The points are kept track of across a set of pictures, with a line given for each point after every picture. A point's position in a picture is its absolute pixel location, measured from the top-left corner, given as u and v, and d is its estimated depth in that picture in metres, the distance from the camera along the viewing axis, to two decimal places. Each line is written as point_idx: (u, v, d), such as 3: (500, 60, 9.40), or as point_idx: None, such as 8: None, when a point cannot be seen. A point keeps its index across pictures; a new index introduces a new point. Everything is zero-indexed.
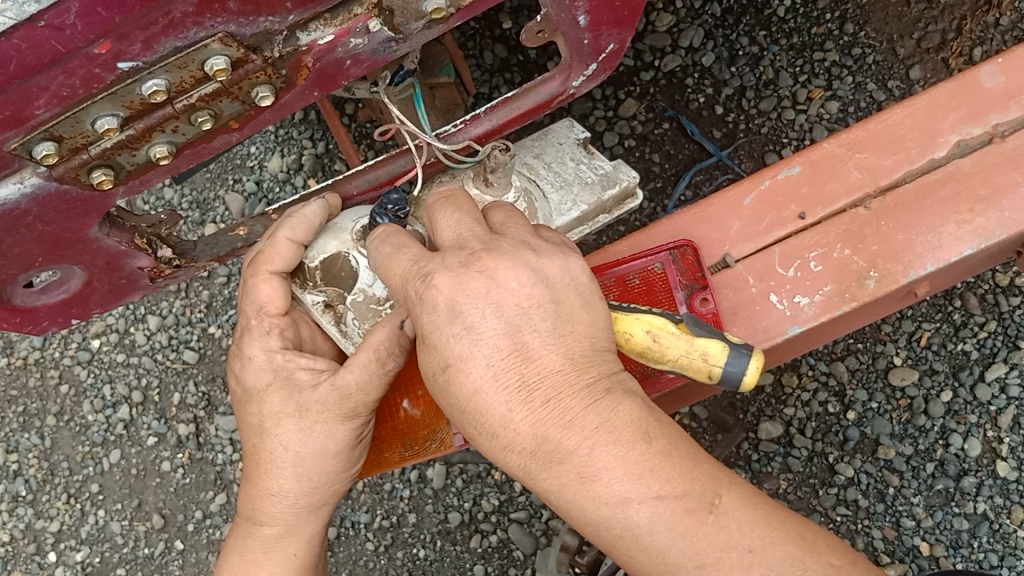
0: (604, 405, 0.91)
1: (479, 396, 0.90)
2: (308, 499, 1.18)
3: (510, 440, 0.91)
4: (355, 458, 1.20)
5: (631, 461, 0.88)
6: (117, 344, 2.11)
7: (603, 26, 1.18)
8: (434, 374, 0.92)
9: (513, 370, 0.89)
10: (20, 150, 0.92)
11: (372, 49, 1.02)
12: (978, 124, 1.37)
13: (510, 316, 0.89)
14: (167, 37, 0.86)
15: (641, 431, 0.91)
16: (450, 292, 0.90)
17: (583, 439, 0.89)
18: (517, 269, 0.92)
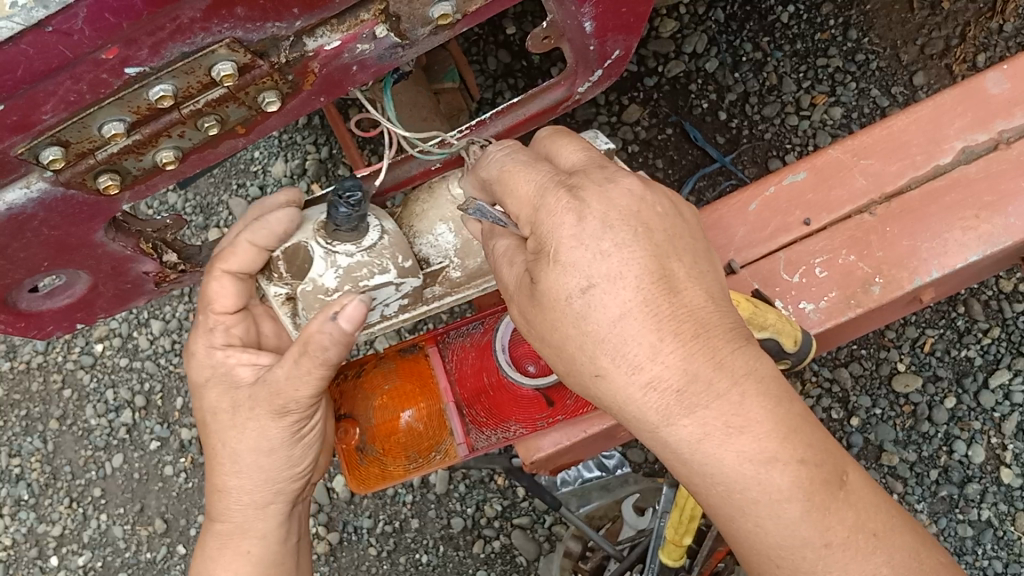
0: (746, 352, 0.88)
1: (588, 363, 0.88)
2: (259, 494, 1.18)
3: (655, 373, 0.85)
4: (306, 452, 1.19)
5: (778, 415, 0.86)
6: (119, 348, 2.10)
7: (608, 32, 1.18)
8: (568, 298, 0.87)
9: (612, 332, 0.85)
10: (26, 155, 0.92)
11: (378, 55, 1.02)
12: (983, 131, 1.37)
13: (602, 271, 0.85)
14: (174, 42, 0.86)
15: (780, 386, 0.89)
16: (602, 209, 0.88)
17: (734, 381, 0.86)
18: (604, 219, 0.87)
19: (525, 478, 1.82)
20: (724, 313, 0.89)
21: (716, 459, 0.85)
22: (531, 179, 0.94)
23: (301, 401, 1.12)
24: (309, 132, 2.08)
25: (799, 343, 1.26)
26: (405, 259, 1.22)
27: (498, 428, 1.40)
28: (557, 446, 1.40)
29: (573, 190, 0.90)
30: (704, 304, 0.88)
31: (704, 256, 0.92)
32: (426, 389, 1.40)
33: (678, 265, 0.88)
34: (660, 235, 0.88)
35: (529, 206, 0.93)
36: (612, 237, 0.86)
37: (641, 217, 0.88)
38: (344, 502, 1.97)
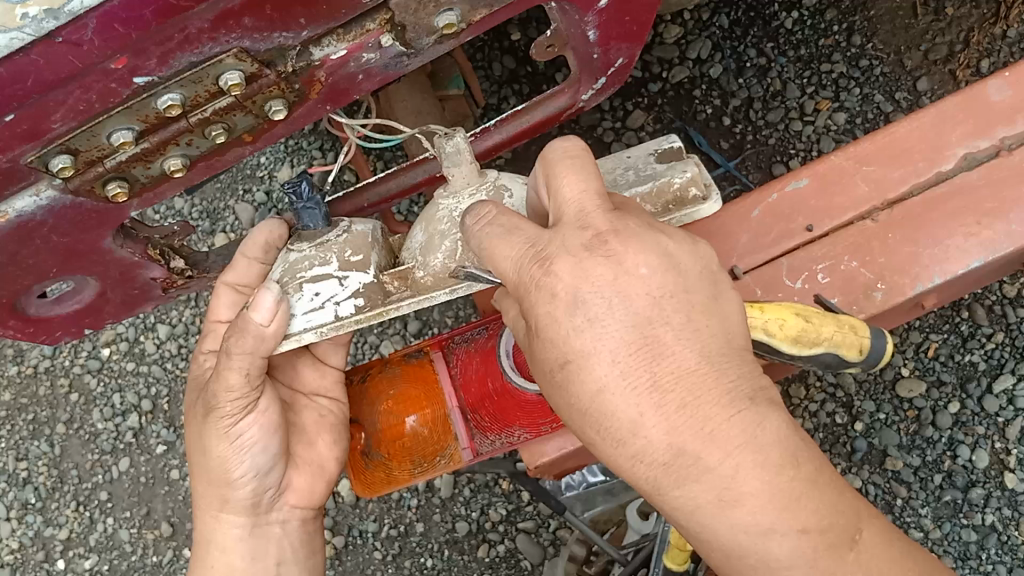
0: (746, 417, 0.85)
1: (584, 434, 0.90)
2: (209, 497, 1.25)
3: (640, 447, 0.85)
4: (231, 457, 1.21)
5: (776, 490, 0.83)
6: (126, 353, 2.11)
7: (612, 40, 1.19)
8: (553, 370, 0.89)
9: (592, 406, 0.87)
10: (36, 163, 0.93)
11: (384, 64, 1.03)
12: (985, 138, 1.38)
13: (576, 346, 0.86)
14: (183, 52, 0.87)
15: (788, 453, 0.85)
16: (571, 280, 0.87)
17: (726, 455, 0.83)
18: (575, 293, 0.87)
19: (529, 483, 1.83)
20: (721, 373, 0.86)
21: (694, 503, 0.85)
22: (511, 251, 0.93)
23: (219, 400, 1.17)
24: (315, 138, 2.09)
25: (863, 348, 1.25)
26: (350, 253, 1.12)
27: (501, 433, 1.41)
28: (560, 451, 1.41)
29: (546, 259, 0.89)
30: (696, 367, 0.85)
31: (705, 311, 0.88)
32: (433, 394, 1.40)
33: (667, 332, 0.86)
34: (642, 301, 0.86)
35: (511, 282, 0.93)
36: (584, 311, 0.86)
37: (619, 285, 0.86)
38: (350, 506, 1.98)
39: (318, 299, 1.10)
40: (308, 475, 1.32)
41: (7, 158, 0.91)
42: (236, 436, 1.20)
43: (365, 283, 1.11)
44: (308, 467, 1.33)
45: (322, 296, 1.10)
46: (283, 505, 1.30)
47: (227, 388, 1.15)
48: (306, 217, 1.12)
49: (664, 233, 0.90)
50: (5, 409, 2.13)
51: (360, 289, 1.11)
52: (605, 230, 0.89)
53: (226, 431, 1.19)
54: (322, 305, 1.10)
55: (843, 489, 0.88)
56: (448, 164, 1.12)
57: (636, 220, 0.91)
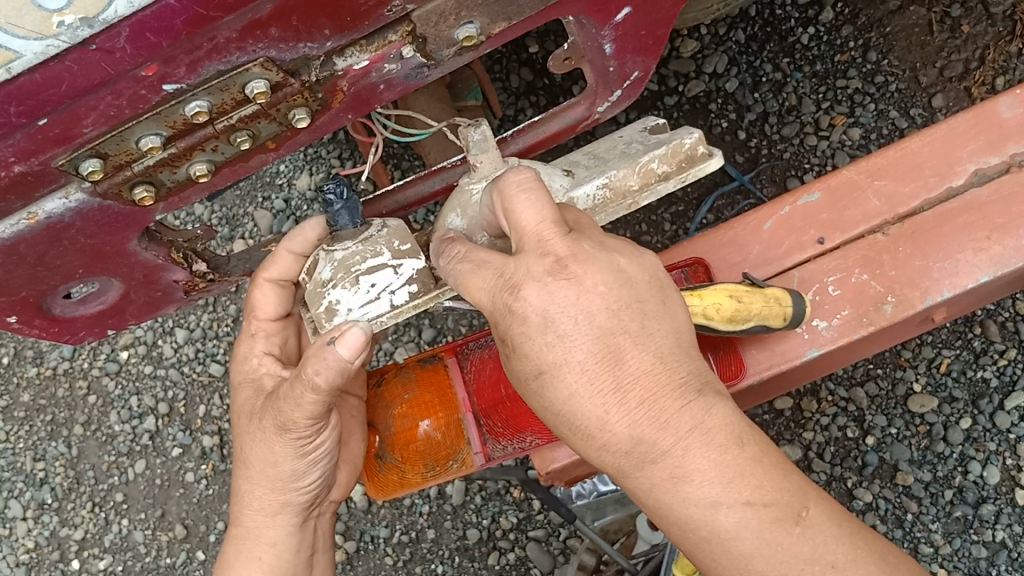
0: (695, 408, 0.91)
1: (554, 428, 0.96)
2: (266, 501, 1.25)
3: (606, 441, 0.92)
4: (300, 468, 1.22)
5: (722, 464, 0.90)
6: (144, 356, 2.14)
7: (628, 54, 1.21)
8: (526, 379, 0.93)
9: (564, 410, 0.92)
10: (66, 166, 0.96)
11: (405, 74, 1.06)
12: (996, 154, 1.39)
13: (548, 360, 0.90)
14: (211, 61, 0.90)
15: (733, 435, 0.92)
16: (541, 304, 0.89)
17: (678, 440, 0.90)
18: (544, 314, 0.89)
19: (541, 491, 1.85)
20: (673, 371, 0.92)
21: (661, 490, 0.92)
22: (483, 282, 0.95)
23: (295, 424, 1.15)
24: (334, 147, 2.11)
25: (788, 316, 1.28)
26: (400, 243, 1.14)
27: (513, 438, 1.43)
28: (571, 458, 1.43)
29: (519, 282, 0.91)
30: (651, 367, 0.91)
31: (656, 315, 0.94)
32: (444, 399, 1.43)
33: (630, 339, 0.91)
34: (604, 313, 0.90)
35: (485, 309, 0.95)
36: (554, 329, 0.89)
37: (584, 303, 0.89)
38: (361, 511, 2.00)
39: (375, 291, 1.13)
40: (346, 474, 1.39)
41: (39, 160, 0.94)
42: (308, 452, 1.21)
43: (419, 270, 1.14)
44: (348, 466, 1.38)
45: (379, 287, 1.13)
46: (326, 500, 1.36)
47: (305, 417, 1.13)
48: (344, 215, 1.14)
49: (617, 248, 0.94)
50: (24, 409, 2.17)
51: (414, 275, 1.14)
52: (565, 255, 0.91)
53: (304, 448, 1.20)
54: (379, 297, 1.13)
55: (789, 470, 0.93)
56: (474, 151, 1.15)
57: (591, 241, 0.94)
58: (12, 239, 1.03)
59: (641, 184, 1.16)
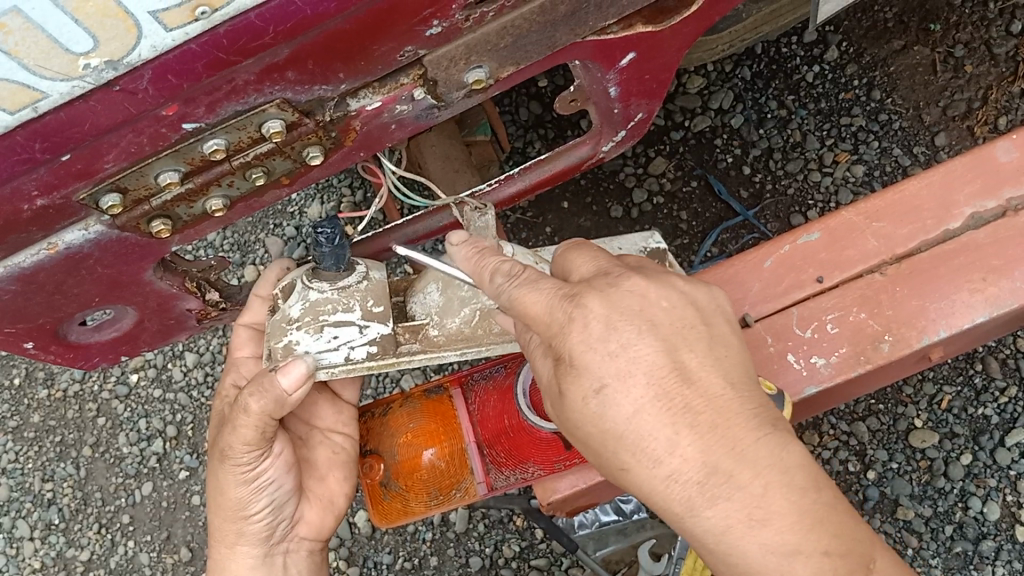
0: (750, 438, 0.92)
1: (614, 458, 0.95)
2: (225, 533, 1.30)
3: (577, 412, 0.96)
4: (249, 498, 1.26)
5: (698, 445, 0.91)
6: (154, 380, 2.18)
7: (632, 96, 1.25)
8: (585, 398, 0.94)
9: (627, 427, 0.92)
10: (87, 201, 0.99)
11: (416, 115, 1.10)
12: (991, 198, 1.42)
13: (611, 369, 0.93)
14: (229, 102, 0.93)
15: (695, 429, 0.91)
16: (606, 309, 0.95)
17: (638, 435, 0.92)
18: (607, 319, 0.94)
19: (542, 520, 1.88)
20: (745, 399, 0.95)
21: (649, 486, 0.93)
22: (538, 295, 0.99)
23: (234, 449, 1.21)
24: (345, 177, 2.16)
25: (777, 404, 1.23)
26: (373, 303, 1.20)
27: (516, 469, 1.43)
28: (573, 488, 1.42)
29: (575, 299, 0.96)
30: (643, 389, 0.92)
31: (725, 343, 1.00)
32: (449, 428, 1.45)
33: (688, 355, 0.95)
34: (666, 328, 0.95)
35: (539, 321, 0.99)
36: (615, 340, 0.93)
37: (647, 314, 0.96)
38: (365, 537, 2.02)
39: (335, 342, 1.17)
40: (318, 508, 1.38)
41: (60, 195, 0.97)
42: (253, 479, 1.25)
43: (383, 334, 1.19)
44: (320, 501, 1.38)
45: (339, 340, 1.17)
46: (294, 536, 1.36)
47: (242, 440, 1.20)
48: (329, 259, 1.15)
49: (670, 287, 1.00)
50: (34, 430, 2.20)
51: (377, 337, 1.19)
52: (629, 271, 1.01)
53: (244, 476, 1.24)
54: (337, 347, 1.17)
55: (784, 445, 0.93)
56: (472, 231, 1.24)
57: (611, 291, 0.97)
58: (31, 269, 1.07)
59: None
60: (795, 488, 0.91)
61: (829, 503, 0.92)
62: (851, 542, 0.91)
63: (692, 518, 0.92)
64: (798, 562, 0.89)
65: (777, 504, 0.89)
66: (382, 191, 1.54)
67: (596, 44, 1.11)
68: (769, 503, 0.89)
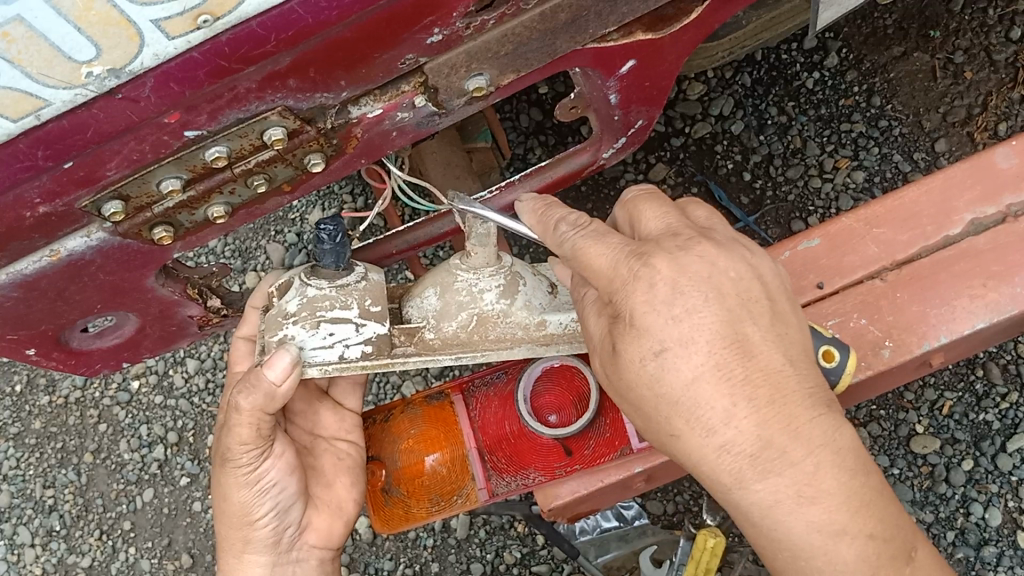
0: (822, 420, 0.96)
1: (667, 422, 0.97)
2: (234, 540, 1.30)
3: (634, 372, 0.97)
4: (251, 501, 1.26)
5: (756, 421, 0.94)
6: (155, 386, 2.18)
7: (632, 103, 1.25)
8: (642, 361, 0.96)
9: (685, 395, 0.94)
10: (89, 208, 1.00)
11: (417, 122, 1.10)
12: (991, 204, 1.43)
13: (674, 335, 0.94)
14: (231, 109, 0.93)
15: (765, 397, 0.94)
16: (670, 275, 0.95)
17: (693, 407, 0.94)
18: (673, 283, 0.95)
19: (543, 526, 1.88)
20: (803, 376, 0.98)
21: (699, 452, 0.96)
22: (603, 251, 1.01)
23: (232, 452, 1.22)
24: (347, 183, 2.16)
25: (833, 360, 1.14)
26: (370, 303, 1.21)
27: (516, 475, 1.44)
28: (574, 493, 1.42)
29: (642, 258, 0.97)
30: (701, 363, 0.94)
31: (783, 318, 1.00)
32: (450, 434, 1.44)
33: (752, 328, 0.96)
34: (733, 299, 0.96)
35: (602, 279, 1.01)
36: (680, 304, 0.94)
37: (714, 281, 0.96)
38: (367, 543, 2.02)
39: (330, 339, 1.17)
40: (326, 515, 1.38)
41: (63, 202, 0.97)
42: (255, 482, 1.25)
43: (379, 334, 1.19)
44: (327, 507, 1.38)
45: (334, 337, 1.17)
46: (303, 543, 1.35)
47: (239, 441, 1.20)
48: (330, 256, 1.18)
49: (747, 250, 1.02)
50: (35, 436, 2.20)
51: (373, 337, 1.19)
52: (694, 238, 1.00)
53: (245, 479, 1.24)
54: (332, 345, 1.17)
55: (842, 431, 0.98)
56: (474, 242, 1.21)
57: (679, 253, 0.98)
58: (34, 276, 1.07)
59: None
60: (845, 470, 0.96)
61: (875, 487, 0.98)
62: (893, 529, 0.98)
63: (740, 490, 0.96)
64: (843, 543, 0.95)
65: (828, 483, 0.95)
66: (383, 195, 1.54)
67: (595, 52, 1.11)
68: (819, 482, 0.94)
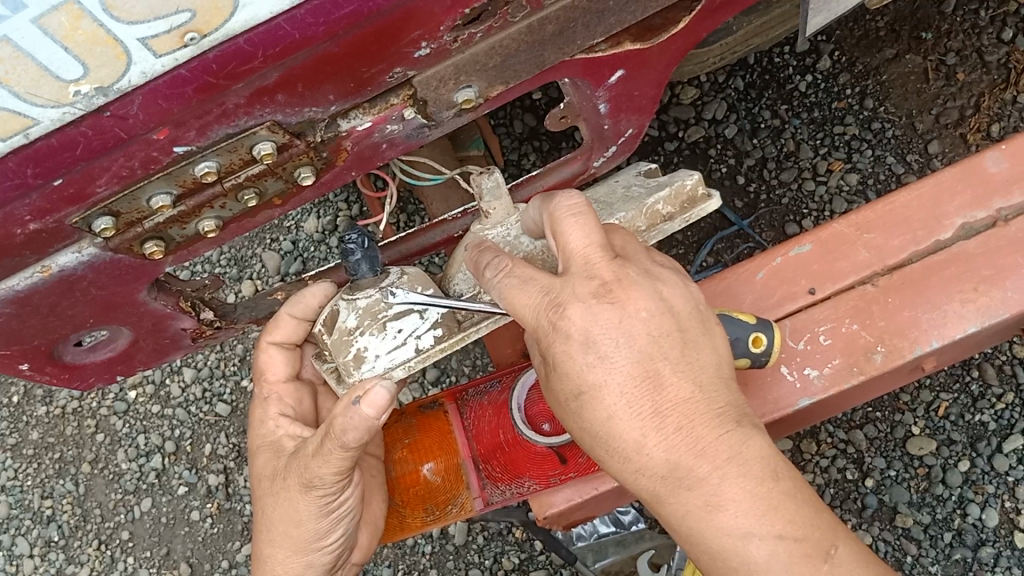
0: (733, 437, 0.98)
1: (591, 448, 1.02)
2: (290, 566, 1.26)
3: (564, 403, 1.01)
4: (323, 528, 1.24)
5: (670, 448, 0.97)
6: (152, 396, 2.18)
7: (622, 113, 1.26)
8: (567, 399, 1.00)
9: (603, 430, 0.98)
10: (80, 224, 1.00)
11: (406, 134, 1.10)
12: (982, 209, 1.42)
13: (589, 379, 0.97)
14: (219, 125, 0.94)
15: (682, 421, 0.97)
16: (584, 324, 0.97)
17: (615, 440, 0.98)
18: (587, 334, 0.97)
19: (541, 532, 1.88)
20: (712, 400, 0.99)
21: (622, 475, 1.01)
22: (528, 298, 1.01)
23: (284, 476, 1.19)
24: (342, 191, 2.16)
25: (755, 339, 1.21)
26: (422, 288, 1.23)
27: (511, 484, 1.44)
28: (569, 502, 1.39)
29: (560, 308, 0.98)
30: (617, 398, 0.97)
31: (695, 344, 1.01)
32: (444, 443, 1.45)
33: (664, 363, 0.98)
34: (644, 339, 0.97)
35: (528, 325, 1.02)
36: (595, 350, 0.96)
37: (626, 325, 0.97)
38: None
39: (401, 335, 1.20)
40: (368, 533, 1.39)
41: (53, 219, 0.97)
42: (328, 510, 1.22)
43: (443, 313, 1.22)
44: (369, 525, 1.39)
45: (405, 331, 1.20)
46: (349, 563, 1.37)
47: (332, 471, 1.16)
48: (363, 264, 1.19)
49: (659, 279, 1.01)
50: (33, 447, 2.20)
51: (439, 319, 1.22)
52: (610, 278, 0.99)
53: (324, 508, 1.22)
54: (405, 341, 1.20)
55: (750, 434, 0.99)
56: (488, 198, 1.24)
57: (635, 267, 1.01)
58: (25, 291, 1.07)
59: (648, 225, 1.27)
60: (751, 478, 0.96)
61: (788, 492, 0.97)
62: (808, 527, 0.96)
63: (659, 505, 1.00)
64: (752, 545, 0.94)
65: (732, 492, 0.96)
66: (392, 197, 1.55)
67: (584, 62, 1.11)
68: (724, 492, 0.96)
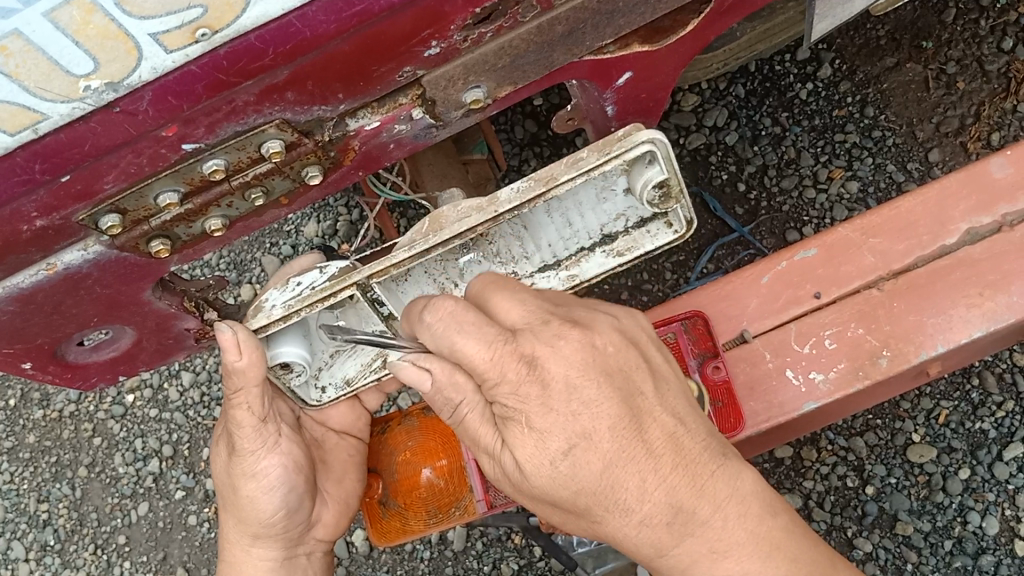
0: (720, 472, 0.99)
1: (583, 513, 0.97)
2: (239, 534, 1.29)
3: (543, 475, 0.95)
4: (259, 496, 1.24)
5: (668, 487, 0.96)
6: (149, 400, 2.16)
7: (629, 115, 1.26)
8: (554, 466, 0.94)
9: (602, 485, 0.94)
10: (87, 221, 0.99)
11: (414, 134, 1.10)
12: (987, 214, 1.42)
13: (580, 429, 0.93)
14: (229, 122, 0.93)
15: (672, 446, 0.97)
16: (562, 367, 0.93)
17: (615, 493, 0.94)
18: (566, 379, 0.93)
19: (541, 537, 1.87)
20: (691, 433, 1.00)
21: (621, 533, 0.98)
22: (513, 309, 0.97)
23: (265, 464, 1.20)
24: (342, 196, 2.16)
25: None
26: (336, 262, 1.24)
27: None
28: None
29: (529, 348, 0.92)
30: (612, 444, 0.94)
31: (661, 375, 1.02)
32: (448, 446, 1.45)
33: (641, 398, 0.98)
34: (619, 374, 0.96)
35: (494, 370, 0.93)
36: (579, 395, 0.93)
37: (599, 359, 0.95)
38: (363, 556, 2.01)
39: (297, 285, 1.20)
40: (335, 513, 1.39)
41: (60, 215, 0.97)
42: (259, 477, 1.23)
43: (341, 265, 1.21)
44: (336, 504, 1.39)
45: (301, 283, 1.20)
46: (312, 540, 1.37)
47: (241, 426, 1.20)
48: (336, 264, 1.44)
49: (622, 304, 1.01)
50: (30, 450, 2.19)
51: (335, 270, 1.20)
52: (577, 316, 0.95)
53: (250, 470, 1.23)
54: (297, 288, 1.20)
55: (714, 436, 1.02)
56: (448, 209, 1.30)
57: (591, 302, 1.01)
58: (30, 289, 1.06)
59: (563, 167, 1.14)
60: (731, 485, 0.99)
61: (786, 527, 1.01)
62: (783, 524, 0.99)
63: (659, 559, 0.99)
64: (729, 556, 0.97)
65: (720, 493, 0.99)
66: None
67: (592, 64, 1.11)
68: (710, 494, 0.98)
